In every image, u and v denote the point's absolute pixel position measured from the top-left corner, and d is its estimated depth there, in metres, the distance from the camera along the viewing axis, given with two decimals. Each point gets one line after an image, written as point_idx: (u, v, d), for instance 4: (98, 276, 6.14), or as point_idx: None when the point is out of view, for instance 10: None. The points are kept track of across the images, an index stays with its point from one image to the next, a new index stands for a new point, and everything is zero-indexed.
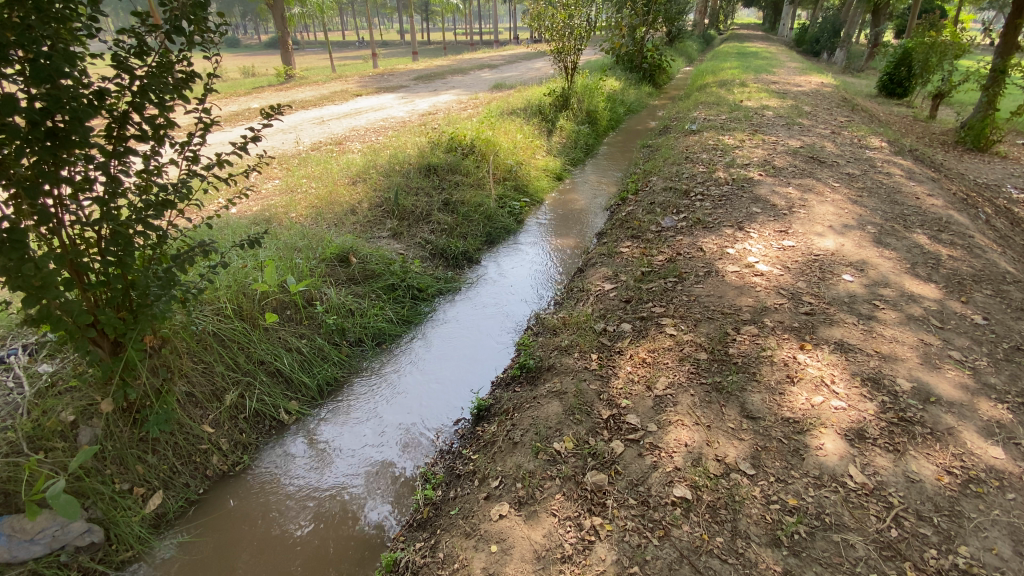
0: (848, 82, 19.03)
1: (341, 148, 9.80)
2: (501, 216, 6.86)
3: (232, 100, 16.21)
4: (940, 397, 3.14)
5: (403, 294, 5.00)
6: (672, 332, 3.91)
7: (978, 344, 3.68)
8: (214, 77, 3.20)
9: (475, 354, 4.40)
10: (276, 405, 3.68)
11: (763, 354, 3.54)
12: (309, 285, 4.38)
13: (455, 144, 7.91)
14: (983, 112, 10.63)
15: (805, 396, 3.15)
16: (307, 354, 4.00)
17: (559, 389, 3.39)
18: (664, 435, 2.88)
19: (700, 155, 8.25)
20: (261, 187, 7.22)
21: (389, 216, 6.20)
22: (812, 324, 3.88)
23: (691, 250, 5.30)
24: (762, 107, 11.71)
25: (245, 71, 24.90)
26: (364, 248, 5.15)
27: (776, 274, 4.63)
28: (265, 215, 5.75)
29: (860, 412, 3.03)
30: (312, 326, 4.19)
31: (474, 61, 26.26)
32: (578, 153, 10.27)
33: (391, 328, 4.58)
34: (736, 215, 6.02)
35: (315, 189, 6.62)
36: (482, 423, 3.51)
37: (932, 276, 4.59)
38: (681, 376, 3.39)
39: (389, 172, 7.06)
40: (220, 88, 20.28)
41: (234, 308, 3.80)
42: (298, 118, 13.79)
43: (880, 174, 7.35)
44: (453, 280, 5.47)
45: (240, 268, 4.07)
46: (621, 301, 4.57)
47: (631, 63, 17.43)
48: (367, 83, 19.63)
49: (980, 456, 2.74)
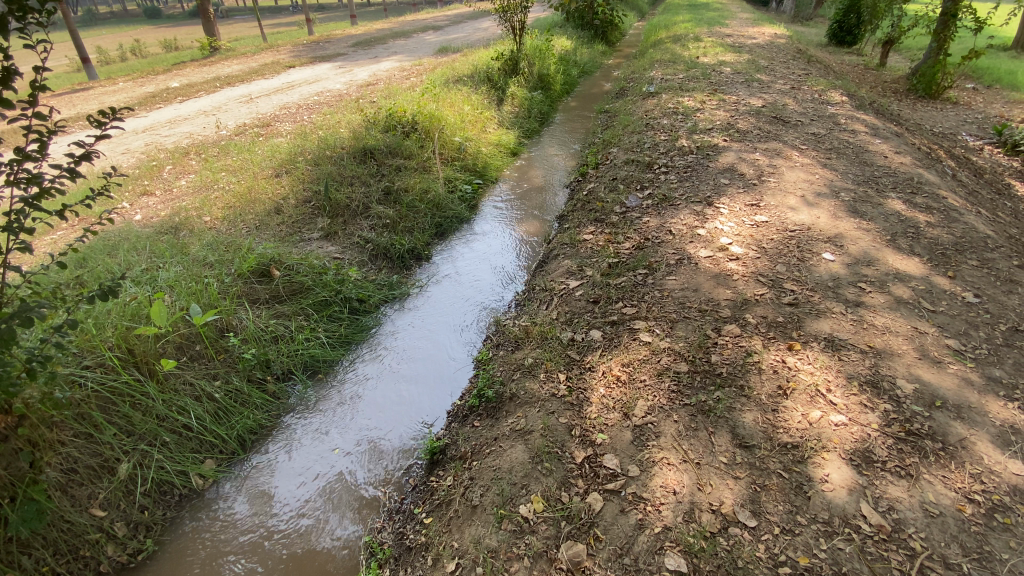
0: (799, 31, 18.75)
1: (269, 130, 8.83)
2: (450, 202, 6.21)
3: (147, 80, 14.74)
4: (947, 401, 2.81)
5: (340, 308, 4.35)
6: (646, 339, 3.47)
7: (975, 328, 3.38)
8: (44, 72, 2.38)
9: (427, 373, 3.83)
10: (186, 470, 3.05)
11: (749, 361, 3.13)
12: (221, 313, 3.69)
13: (394, 121, 7.09)
14: (934, 59, 10.47)
15: (801, 412, 2.77)
16: (223, 401, 3.35)
17: (523, 427, 2.90)
18: (649, 482, 2.44)
19: (660, 121, 7.72)
20: (173, 188, 6.39)
21: (320, 213, 5.47)
22: (798, 318, 3.49)
23: (660, 234, 4.84)
24: (718, 62, 11.23)
25: (164, 43, 22.73)
26: (290, 257, 4.46)
27: (753, 258, 4.23)
28: (172, 225, 4.97)
29: (863, 427, 2.67)
30: (227, 363, 3.53)
31: (417, 23, 24.61)
32: (532, 123, 9.59)
33: (326, 352, 3.95)
34: (704, 188, 5.57)
35: (234, 185, 5.82)
36: (436, 470, 2.99)
37: (915, 248, 4.28)
38: (662, 397, 2.95)
39: (319, 159, 6.26)
40: (135, 64, 18.38)
41: (122, 356, 3.11)
42: (221, 97, 12.49)
43: (846, 133, 7.03)
44: (399, 285, 4.84)
45: (128, 304, 3.36)
46: (587, 301, 4.08)
47: (582, 20, 16.61)
48: (300, 53, 18.07)
49: (1000, 474, 2.42)
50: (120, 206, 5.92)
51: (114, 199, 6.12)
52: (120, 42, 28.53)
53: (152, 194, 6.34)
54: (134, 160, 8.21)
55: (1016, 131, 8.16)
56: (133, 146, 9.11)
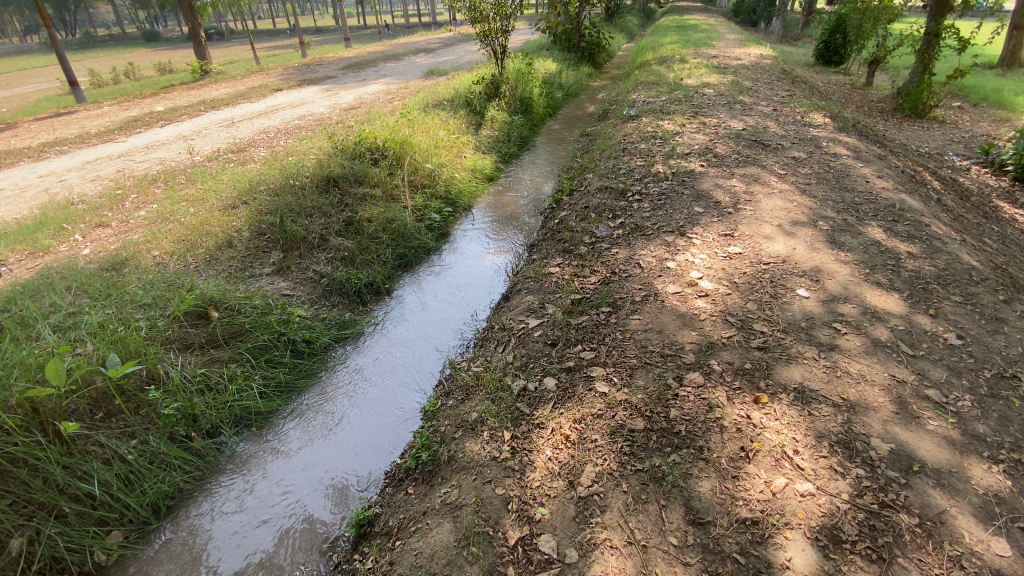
0: (787, 51, 18.88)
1: (242, 155, 8.68)
2: (417, 232, 5.98)
3: (131, 104, 14.68)
4: (925, 464, 2.54)
5: (284, 351, 4.08)
6: (603, 389, 3.20)
7: (958, 375, 3.12)
8: None
9: (370, 425, 3.55)
10: (84, 546, 2.73)
11: (710, 417, 2.85)
12: (145, 361, 3.41)
13: (363, 148, 6.90)
14: (919, 78, 10.41)
15: (764, 479, 2.49)
16: (138, 463, 3.05)
17: (457, 500, 2.63)
18: (587, 571, 2.19)
19: (638, 145, 7.56)
20: (130, 219, 6.18)
21: (275, 247, 5.24)
22: (767, 364, 3.22)
23: (627, 267, 4.61)
24: (702, 84, 11.15)
25: (157, 67, 22.78)
26: (232, 297, 4.21)
27: (723, 294, 3.98)
28: (116, 261, 4.73)
29: (832, 498, 2.39)
30: (146, 419, 3.24)
31: (409, 46, 24.86)
32: (512, 146, 9.45)
33: (263, 404, 3.67)
34: (677, 217, 5.36)
35: (189, 217, 5.60)
36: (362, 546, 2.68)
37: (895, 283, 4.03)
38: (612, 462, 2.67)
39: (281, 189, 6.04)
40: (123, 88, 18.32)
41: (22, 418, 2.81)
42: (202, 121, 12.36)
43: (827, 156, 6.85)
44: (352, 324, 4.57)
45: (37, 359, 3.09)
46: (545, 344, 3.81)
47: (569, 43, 16.68)
48: (289, 75, 18.07)
49: (983, 556, 2.14)
50: (72, 241, 5.72)
51: (66, 232, 5.91)
52: (112, 66, 28.70)
53: (108, 225, 6.13)
54: (99, 188, 8.03)
55: (1003, 151, 8.00)
56: (104, 173, 8.92)
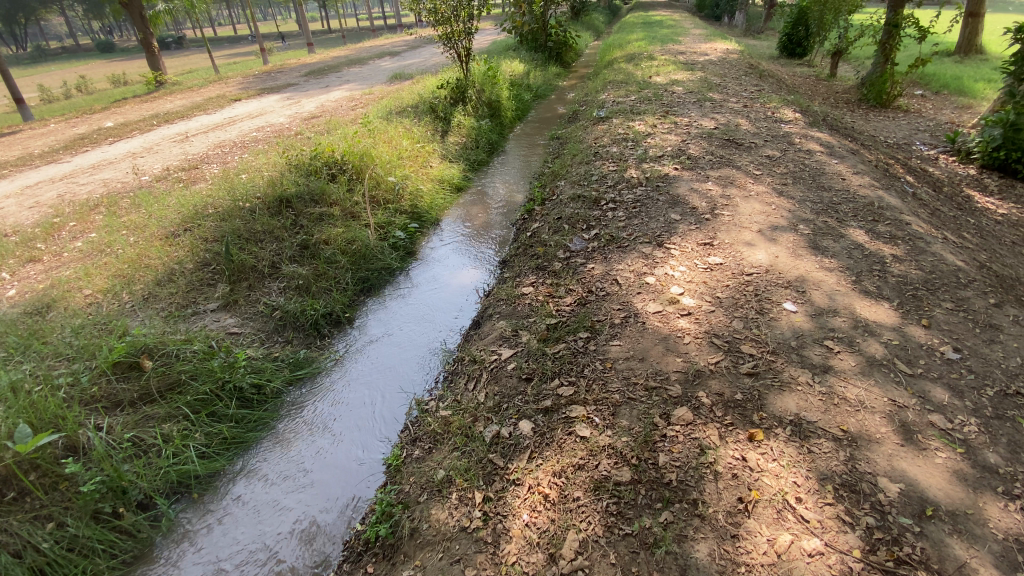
0: (751, 45, 18.95)
1: (193, 174, 8.15)
2: (380, 251, 5.60)
3: (78, 121, 13.85)
4: (938, 506, 2.30)
5: (230, 401, 3.67)
6: (584, 432, 2.90)
7: (960, 395, 2.90)
8: None
9: (326, 483, 3.16)
10: None
11: (702, 463, 2.57)
12: (62, 429, 2.99)
13: (319, 163, 6.48)
14: (882, 69, 10.42)
15: (766, 537, 2.22)
16: (54, 553, 2.62)
17: None
18: None
19: (610, 148, 7.31)
20: (64, 252, 5.65)
21: (220, 278, 4.81)
22: (759, 394, 2.96)
23: (604, 284, 4.33)
24: (671, 81, 10.98)
25: (110, 79, 21.70)
26: (169, 342, 3.79)
27: (706, 311, 3.72)
28: (40, 304, 4.24)
29: (843, 556, 2.13)
30: (64, 498, 2.80)
31: (375, 49, 24.27)
32: (480, 152, 9.13)
33: (206, 466, 3.27)
34: (653, 226, 5.10)
35: (127, 248, 5.12)
36: None
37: (883, 291, 3.83)
38: (597, 526, 2.37)
39: (228, 212, 5.59)
40: (70, 104, 17.33)
41: None
42: (155, 137, 11.70)
43: (801, 153, 6.69)
44: (308, 363, 4.18)
45: None
46: (519, 379, 3.49)
47: (536, 42, 16.40)
48: (249, 84, 17.37)
49: None
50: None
51: None
52: (65, 80, 27.28)
53: (39, 259, 5.58)
54: (36, 216, 7.43)
55: (969, 139, 7.99)
56: (43, 198, 8.28)
